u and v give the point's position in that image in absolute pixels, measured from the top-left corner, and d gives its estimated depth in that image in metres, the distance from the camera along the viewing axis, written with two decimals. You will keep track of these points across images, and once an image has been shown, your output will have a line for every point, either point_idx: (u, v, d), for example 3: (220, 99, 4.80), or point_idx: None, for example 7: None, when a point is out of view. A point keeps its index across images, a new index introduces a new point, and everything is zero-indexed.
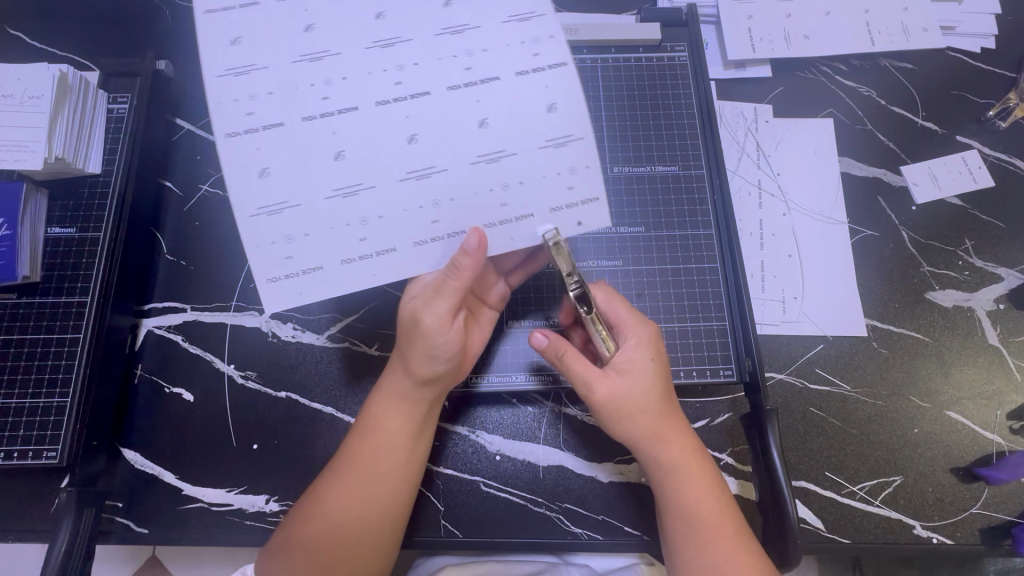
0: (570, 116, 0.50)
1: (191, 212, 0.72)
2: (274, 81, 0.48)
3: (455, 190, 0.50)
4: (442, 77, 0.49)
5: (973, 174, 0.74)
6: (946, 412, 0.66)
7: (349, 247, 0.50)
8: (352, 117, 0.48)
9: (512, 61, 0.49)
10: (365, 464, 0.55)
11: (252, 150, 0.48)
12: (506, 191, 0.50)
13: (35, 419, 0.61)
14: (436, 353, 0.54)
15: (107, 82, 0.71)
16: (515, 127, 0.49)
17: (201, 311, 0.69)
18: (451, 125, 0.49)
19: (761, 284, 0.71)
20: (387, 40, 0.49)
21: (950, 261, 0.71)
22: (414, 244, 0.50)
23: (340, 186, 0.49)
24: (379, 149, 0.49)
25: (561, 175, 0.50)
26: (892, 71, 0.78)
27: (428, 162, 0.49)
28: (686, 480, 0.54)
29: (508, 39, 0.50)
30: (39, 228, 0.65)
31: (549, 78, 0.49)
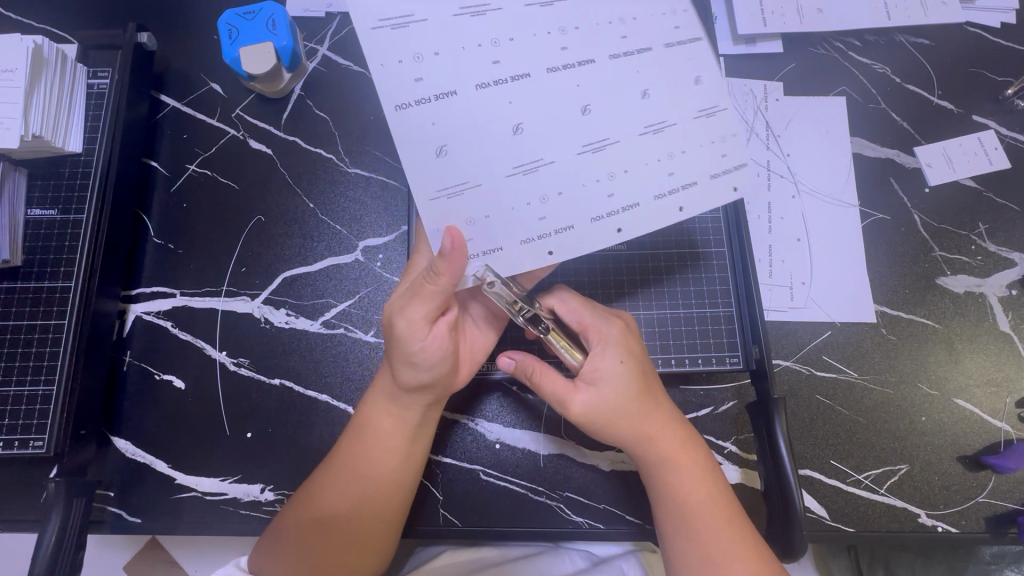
0: (718, 90, 0.49)
1: (179, 194, 0.69)
2: (439, 38, 0.46)
3: (629, 161, 0.48)
4: (595, 45, 0.49)
5: (988, 156, 0.72)
6: (954, 400, 0.65)
7: (528, 227, 0.48)
8: (524, 83, 0.47)
9: (659, 34, 0.49)
10: (346, 466, 0.54)
11: (428, 124, 0.46)
12: (669, 161, 0.48)
13: (20, 408, 0.59)
14: (411, 359, 0.50)
15: (86, 55, 0.67)
16: (674, 97, 0.49)
17: (191, 297, 0.66)
18: (618, 94, 0.48)
19: (769, 269, 0.69)
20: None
21: (962, 245, 0.69)
22: (594, 221, 0.48)
23: (521, 163, 0.47)
24: (553, 118, 0.47)
25: (717, 141, 0.49)
26: (908, 48, 0.75)
27: (601, 134, 0.48)
28: (671, 473, 0.53)
29: (653, 13, 0.50)
30: (18, 209, 0.62)
31: (688, 52, 0.50)
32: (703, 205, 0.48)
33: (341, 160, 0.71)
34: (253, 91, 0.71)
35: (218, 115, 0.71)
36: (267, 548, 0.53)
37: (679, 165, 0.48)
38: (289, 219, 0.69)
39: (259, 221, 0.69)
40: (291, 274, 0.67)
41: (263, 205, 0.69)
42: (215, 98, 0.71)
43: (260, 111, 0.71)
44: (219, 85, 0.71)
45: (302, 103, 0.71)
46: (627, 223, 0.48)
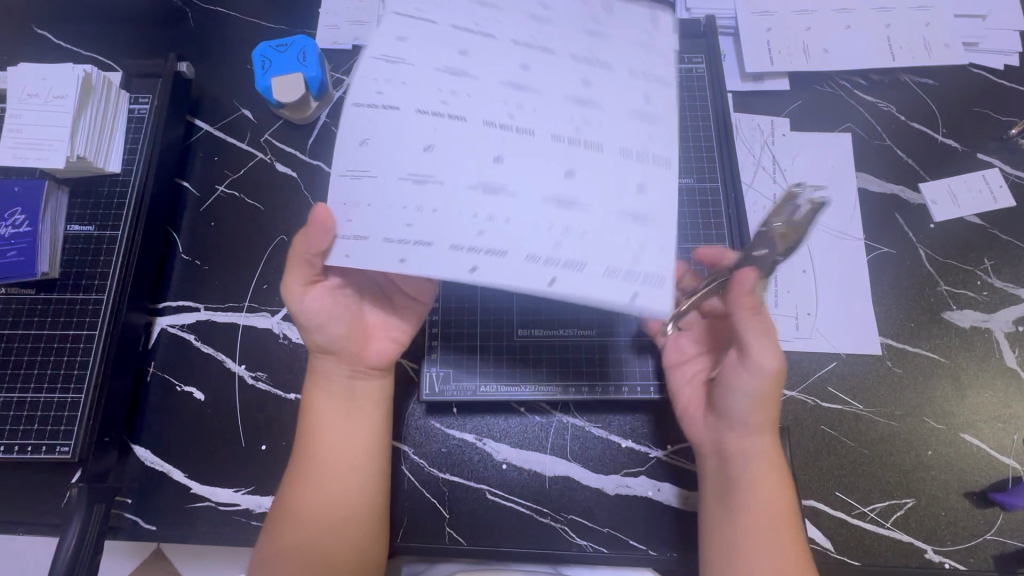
0: (661, 201, 0.44)
1: (207, 213, 0.73)
2: (415, 57, 0.46)
3: (521, 194, 0.44)
4: (582, 71, 0.46)
5: (993, 193, 0.73)
6: (961, 434, 0.65)
7: (392, 230, 0.44)
8: (472, 87, 0.46)
9: (631, 92, 0.46)
10: (316, 459, 0.55)
11: (366, 122, 0.45)
12: (569, 228, 0.43)
13: (48, 414, 0.61)
14: (315, 325, 0.55)
15: (130, 82, 0.71)
16: (618, 152, 0.45)
17: (215, 312, 0.69)
18: (554, 134, 0.45)
19: (775, 299, 0.70)
20: (528, 43, 0.47)
21: (968, 281, 0.70)
22: (454, 251, 0.43)
23: (417, 173, 0.44)
24: (470, 145, 0.44)
25: (629, 195, 0.44)
26: (912, 87, 0.77)
27: (507, 173, 0.44)
28: (757, 462, 0.51)
29: (633, 66, 0.47)
30: (59, 225, 0.66)
31: (665, 107, 0.46)
32: (576, 279, 0.42)
33: None
34: (282, 118, 0.75)
35: (248, 140, 0.75)
36: (263, 555, 0.53)
37: (585, 235, 0.43)
38: None
39: (282, 240, 0.72)
40: None
41: (286, 225, 0.72)
42: (245, 123, 0.75)
43: (287, 136, 0.75)
44: (250, 111, 0.76)
45: (327, 129, 0.75)
46: (484, 261, 0.42)
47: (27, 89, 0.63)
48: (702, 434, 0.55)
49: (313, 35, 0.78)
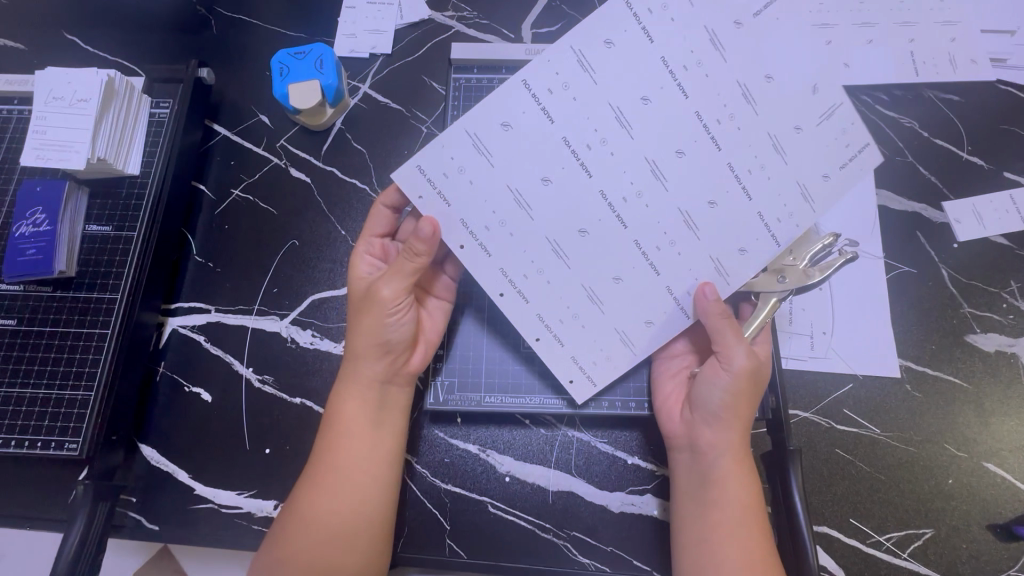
0: (663, 336, 0.56)
1: (222, 216, 0.73)
2: (636, 70, 0.54)
3: (589, 239, 0.55)
4: (728, 161, 0.53)
5: (1020, 214, 0.71)
6: (984, 463, 0.62)
7: (475, 218, 0.55)
8: (619, 141, 0.54)
9: (767, 202, 0.53)
10: (343, 460, 0.55)
11: (521, 111, 0.54)
12: (578, 314, 0.56)
13: (59, 410, 0.62)
14: (386, 323, 0.56)
15: (152, 87, 0.73)
16: (713, 230, 0.54)
17: (224, 314, 0.70)
18: (668, 201, 0.54)
19: (790, 316, 0.68)
20: (781, 146, 0.53)
21: (993, 303, 0.68)
22: (498, 271, 0.56)
23: (524, 189, 0.55)
24: (585, 182, 0.55)
25: (651, 316, 0.56)
26: (937, 103, 0.76)
27: (597, 217, 0.55)
28: (725, 458, 0.54)
29: (782, 190, 0.53)
30: (78, 225, 0.67)
31: (740, 278, 0.55)
32: (552, 350, 0.57)
33: (374, 191, 0.74)
34: (298, 124, 0.76)
35: (264, 145, 0.76)
36: (270, 556, 0.52)
37: (585, 323, 0.56)
38: (321, 244, 0.72)
39: (293, 245, 0.72)
40: (318, 296, 0.70)
41: (298, 230, 0.73)
42: (262, 129, 0.76)
43: (303, 142, 0.76)
44: (267, 117, 0.77)
45: (342, 136, 0.76)
46: (511, 295, 0.56)
47: (52, 91, 0.65)
48: (675, 425, 0.59)
49: (331, 43, 0.79)
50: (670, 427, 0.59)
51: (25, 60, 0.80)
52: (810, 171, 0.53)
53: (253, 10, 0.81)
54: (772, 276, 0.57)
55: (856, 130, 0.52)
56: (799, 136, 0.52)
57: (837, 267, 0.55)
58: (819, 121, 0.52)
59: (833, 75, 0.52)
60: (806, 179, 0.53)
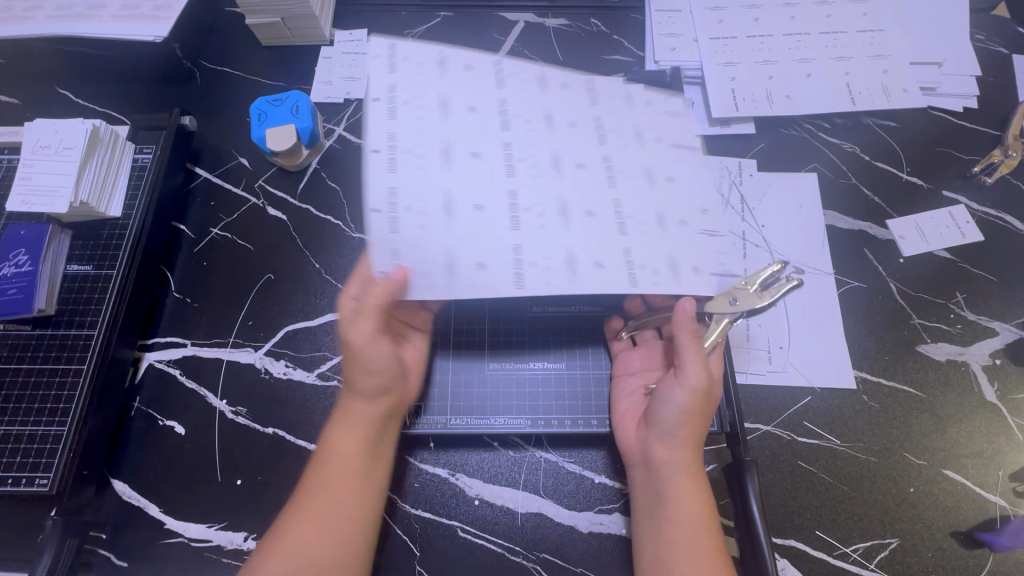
0: (487, 281, 0.52)
1: (201, 253, 0.76)
2: (569, 96, 0.58)
3: (471, 179, 0.54)
4: (654, 200, 0.55)
5: (960, 229, 0.75)
6: (944, 470, 0.64)
7: (387, 128, 0.55)
8: (543, 131, 0.57)
9: (619, 238, 0.54)
10: (332, 485, 0.55)
11: (473, 70, 0.58)
12: (451, 254, 0.53)
13: (32, 446, 0.63)
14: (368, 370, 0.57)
15: (136, 134, 0.77)
16: (580, 228, 0.54)
17: (200, 347, 0.72)
18: (547, 181, 0.55)
19: (747, 332, 0.70)
20: (628, 216, 0.55)
21: (940, 314, 0.71)
22: (386, 181, 0.53)
23: (441, 123, 0.55)
24: (478, 139, 0.56)
25: (542, 279, 0.52)
26: (875, 130, 0.82)
27: (473, 166, 0.55)
28: (677, 474, 0.56)
29: (667, 244, 0.54)
30: (59, 265, 0.70)
31: (607, 288, 0.52)
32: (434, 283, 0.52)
33: (347, 226, 0.78)
34: (275, 165, 0.80)
35: (243, 185, 0.80)
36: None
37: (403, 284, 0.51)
38: (296, 277, 0.75)
39: (269, 279, 0.75)
40: (292, 327, 0.72)
41: (274, 264, 0.76)
42: (242, 171, 0.81)
43: (281, 182, 0.80)
44: (247, 159, 0.81)
45: (317, 175, 0.80)
46: (382, 205, 0.53)
47: (40, 140, 0.69)
48: (631, 442, 0.61)
49: (308, 90, 0.85)
50: (626, 443, 0.61)
51: (18, 113, 0.84)
52: (682, 253, 0.54)
53: (237, 63, 0.87)
54: (725, 300, 0.59)
55: (732, 259, 0.55)
56: (679, 229, 0.55)
57: (784, 290, 0.59)
58: (703, 231, 0.56)
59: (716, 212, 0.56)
60: (676, 255, 0.54)
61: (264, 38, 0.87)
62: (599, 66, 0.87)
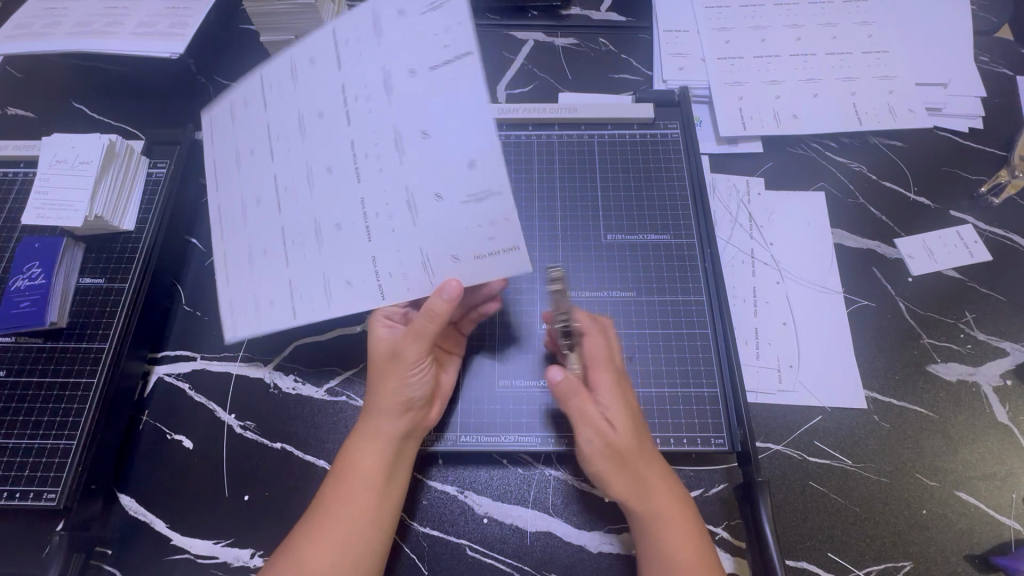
0: (279, 317, 0.58)
1: (211, 266, 0.77)
2: (326, 102, 0.57)
3: (289, 200, 0.59)
4: (359, 194, 0.55)
5: (969, 249, 0.75)
6: (956, 492, 0.63)
7: (224, 149, 0.64)
8: (286, 145, 0.59)
9: (407, 253, 0.54)
10: (350, 499, 0.55)
11: (289, 71, 0.60)
12: (267, 255, 0.59)
13: (40, 460, 0.63)
14: (407, 384, 0.57)
15: (150, 149, 0.78)
16: (361, 248, 0.55)
17: (210, 361, 0.72)
18: (348, 194, 0.56)
19: (756, 351, 0.70)
20: (416, 206, 0.53)
21: (951, 334, 0.71)
22: (238, 188, 0.62)
23: (232, 148, 0.63)
24: (259, 160, 0.61)
25: (323, 291, 0.57)
26: (882, 149, 0.82)
27: (304, 177, 0.58)
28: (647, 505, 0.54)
29: (443, 237, 0.52)
30: (72, 277, 0.70)
31: (344, 307, 0.56)
32: (249, 276, 0.60)
33: None
34: None
35: None
36: None
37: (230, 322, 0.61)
38: None
39: None
40: (302, 342, 0.73)
41: None
42: None
43: None
44: None
45: None
46: (235, 215, 0.62)
47: (57, 155, 0.70)
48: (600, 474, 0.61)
49: None
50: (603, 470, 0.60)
51: (34, 127, 0.85)
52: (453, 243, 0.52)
53: None
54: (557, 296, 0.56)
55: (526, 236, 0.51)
56: (461, 214, 0.51)
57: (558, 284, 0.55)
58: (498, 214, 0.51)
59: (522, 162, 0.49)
60: (445, 253, 0.53)
61: (278, 54, 0.88)
62: (609, 85, 0.88)
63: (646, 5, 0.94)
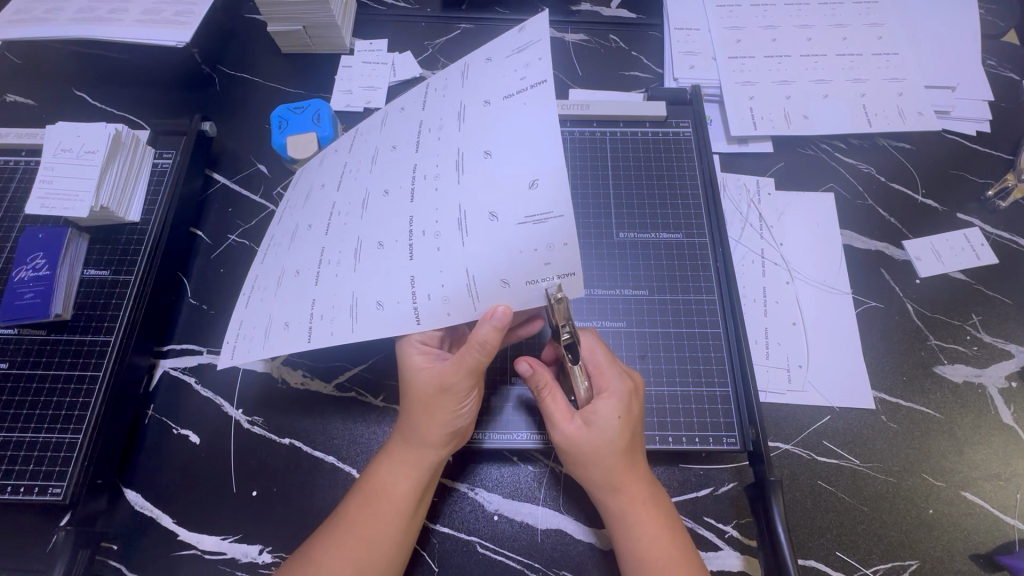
0: (297, 334, 0.55)
1: (217, 259, 0.76)
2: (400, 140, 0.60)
3: (336, 225, 0.60)
4: (408, 212, 0.54)
5: (976, 251, 0.76)
6: (961, 492, 0.64)
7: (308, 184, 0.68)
8: (352, 179, 0.62)
9: (437, 269, 0.51)
10: (379, 521, 0.54)
11: (376, 123, 0.65)
12: (304, 271, 0.59)
13: (45, 454, 0.62)
14: (457, 415, 0.56)
15: (156, 139, 0.77)
16: (388, 265, 0.53)
17: (216, 355, 0.71)
18: (388, 216, 0.56)
19: (765, 351, 0.70)
20: (463, 225, 0.50)
21: (958, 336, 0.71)
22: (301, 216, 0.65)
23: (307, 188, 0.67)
24: (326, 195, 0.64)
25: (348, 308, 0.54)
26: (890, 151, 0.83)
27: (358, 205, 0.59)
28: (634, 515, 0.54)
29: (474, 251, 0.49)
30: (76, 269, 0.69)
31: (369, 328, 0.52)
32: (284, 294, 0.59)
33: None
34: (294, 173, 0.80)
35: (261, 192, 0.80)
36: None
37: (234, 346, 0.60)
38: None
39: None
40: None
41: None
42: (260, 178, 0.80)
43: None
44: (266, 166, 0.81)
45: None
46: (294, 234, 0.64)
47: (61, 143, 0.69)
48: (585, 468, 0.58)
49: (329, 98, 0.85)
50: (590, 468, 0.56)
51: (34, 114, 0.84)
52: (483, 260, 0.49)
53: (257, 70, 0.87)
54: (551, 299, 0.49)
55: (565, 250, 0.47)
56: (490, 224, 0.48)
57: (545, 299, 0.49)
58: (531, 218, 0.47)
59: (556, 177, 0.46)
60: (474, 267, 0.49)
61: (285, 45, 0.87)
62: (619, 82, 0.88)
63: (658, 3, 0.94)
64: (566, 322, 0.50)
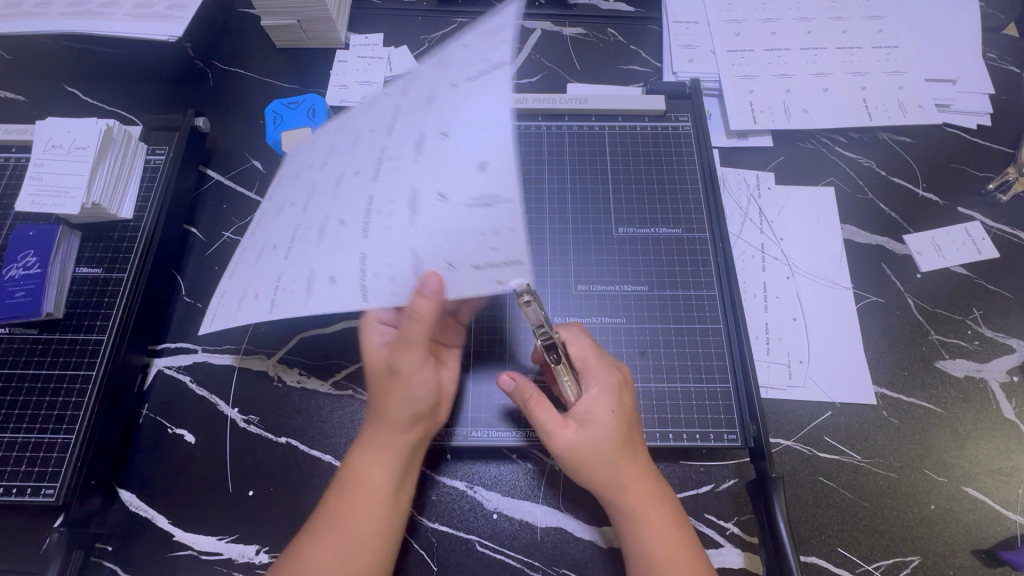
0: (253, 306, 0.52)
1: (212, 257, 0.75)
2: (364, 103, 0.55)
3: (294, 193, 0.55)
4: (363, 180, 0.49)
5: (976, 246, 0.75)
6: (963, 487, 0.64)
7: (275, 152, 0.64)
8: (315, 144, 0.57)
9: (386, 248, 0.46)
10: (353, 511, 0.53)
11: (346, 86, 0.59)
12: (264, 242, 0.55)
13: (38, 454, 0.61)
14: (413, 395, 0.54)
15: (148, 135, 0.76)
16: (339, 238, 0.49)
17: (211, 353, 0.70)
18: (344, 184, 0.51)
19: (766, 346, 0.70)
20: (416, 202, 0.45)
21: (959, 330, 0.71)
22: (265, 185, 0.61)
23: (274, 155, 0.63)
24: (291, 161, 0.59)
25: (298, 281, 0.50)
26: (891, 145, 0.82)
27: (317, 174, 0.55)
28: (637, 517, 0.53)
29: (421, 232, 0.45)
30: (68, 267, 0.68)
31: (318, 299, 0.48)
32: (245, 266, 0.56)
33: None
34: None
35: (256, 188, 0.79)
36: None
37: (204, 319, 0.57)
38: None
39: None
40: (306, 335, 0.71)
41: None
42: (255, 173, 0.79)
43: None
44: (260, 162, 0.80)
45: None
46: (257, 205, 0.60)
47: (51, 139, 0.68)
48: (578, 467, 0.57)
49: (324, 93, 0.84)
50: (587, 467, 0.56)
51: (25, 110, 0.82)
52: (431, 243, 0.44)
53: (251, 65, 0.86)
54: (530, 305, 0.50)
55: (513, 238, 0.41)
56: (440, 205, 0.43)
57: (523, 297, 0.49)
58: (478, 203, 0.42)
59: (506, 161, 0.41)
60: (419, 247, 0.45)
61: (279, 39, 0.85)
62: (618, 76, 0.87)
63: None
64: (542, 326, 0.53)
